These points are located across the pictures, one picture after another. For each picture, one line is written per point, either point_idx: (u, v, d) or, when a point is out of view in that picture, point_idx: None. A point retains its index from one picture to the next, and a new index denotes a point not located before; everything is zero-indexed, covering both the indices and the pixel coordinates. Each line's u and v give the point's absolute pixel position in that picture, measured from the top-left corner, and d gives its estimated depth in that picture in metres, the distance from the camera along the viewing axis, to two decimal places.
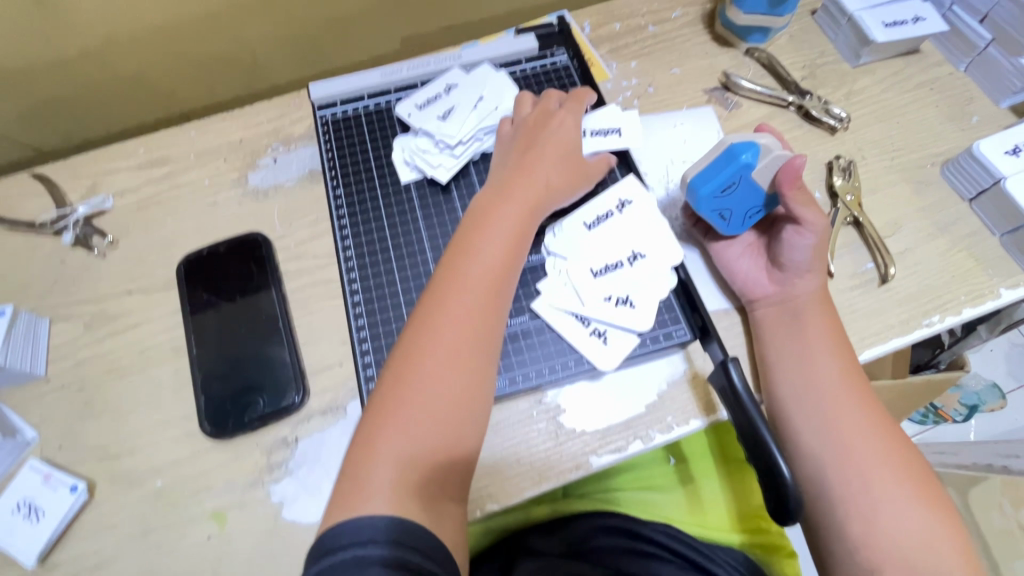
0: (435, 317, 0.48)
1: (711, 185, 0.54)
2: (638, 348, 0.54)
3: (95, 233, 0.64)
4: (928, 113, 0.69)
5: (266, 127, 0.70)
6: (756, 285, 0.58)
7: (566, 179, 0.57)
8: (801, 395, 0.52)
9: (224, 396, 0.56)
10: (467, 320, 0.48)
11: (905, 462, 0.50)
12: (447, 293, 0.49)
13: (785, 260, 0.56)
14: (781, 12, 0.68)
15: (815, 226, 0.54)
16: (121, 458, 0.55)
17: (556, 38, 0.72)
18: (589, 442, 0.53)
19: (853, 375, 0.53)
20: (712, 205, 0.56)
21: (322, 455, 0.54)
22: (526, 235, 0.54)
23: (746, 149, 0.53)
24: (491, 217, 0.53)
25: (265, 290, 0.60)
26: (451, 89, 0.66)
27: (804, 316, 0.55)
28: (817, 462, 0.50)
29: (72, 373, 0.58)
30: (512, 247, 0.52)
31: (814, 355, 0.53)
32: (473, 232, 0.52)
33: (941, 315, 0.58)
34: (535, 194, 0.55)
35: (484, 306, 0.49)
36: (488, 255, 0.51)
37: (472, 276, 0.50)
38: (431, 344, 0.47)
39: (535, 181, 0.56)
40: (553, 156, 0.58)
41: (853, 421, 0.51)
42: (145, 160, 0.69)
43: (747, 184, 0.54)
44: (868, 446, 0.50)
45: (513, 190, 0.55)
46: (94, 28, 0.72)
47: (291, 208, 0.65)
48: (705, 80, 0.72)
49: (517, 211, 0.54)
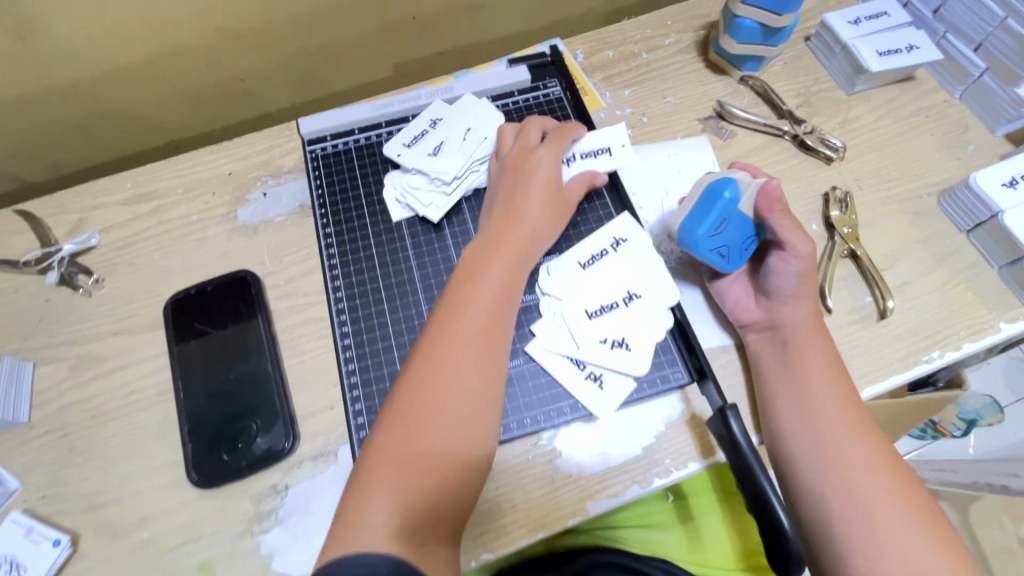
0: (425, 378, 0.47)
1: (700, 224, 0.54)
2: (634, 393, 0.55)
3: (80, 272, 0.63)
4: (924, 142, 0.69)
5: (255, 159, 0.69)
6: (750, 317, 0.57)
7: (552, 223, 0.57)
8: (799, 427, 0.51)
9: (212, 444, 0.54)
10: (458, 379, 0.47)
11: (911, 493, 0.48)
12: (437, 349, 0.48)
13: (776, 289, 0.55)
14: (774, 42, 0.68)
15: (800, 252, 0.54)
16: (106, 508, 0.53)
17: (549, 69, 0.72)
18: (586, 487, 0.52)
19: (852, 405, 0.51)
20: (706, 245, 0.55)
21: (313, 502, 0.53)
22: (516, 284, 0.53)
23: (725, 185, 0.54)
24: (479, 267, 0.52)
25: (253, 331, 0.59)
26: (438, 122, 0.66)
27: (798, 343, 0.54)
28: (816, 498, 0.49)
29: (56, 419, 0.57)
30: (502, 297, 0.51)
31: (809, 384, 0.52)
32: (462, 282, 0.52)
33: (940, 351, 0.57)
34: (524, 242, 0.55)
35: (479, 344, 0.48)
36: (478, 307, 0.50)
37: (467, 315, 0.49)
38: (421, 406, 0.46)
39: (524, 226, 0.55)
40: (544, 192, 0.58)
41: (855, 453, 0.49)
42: (131, 194, 0.68)
43: (734, 218, 0.55)
44: (872, 478, 0.48)
45: (502, 238, 0.54)
46: (80, 60, 0.71)
47: (281, 244, 0.64)
48: (699, 109, 0.71)
49: (506, 260, 0.53)
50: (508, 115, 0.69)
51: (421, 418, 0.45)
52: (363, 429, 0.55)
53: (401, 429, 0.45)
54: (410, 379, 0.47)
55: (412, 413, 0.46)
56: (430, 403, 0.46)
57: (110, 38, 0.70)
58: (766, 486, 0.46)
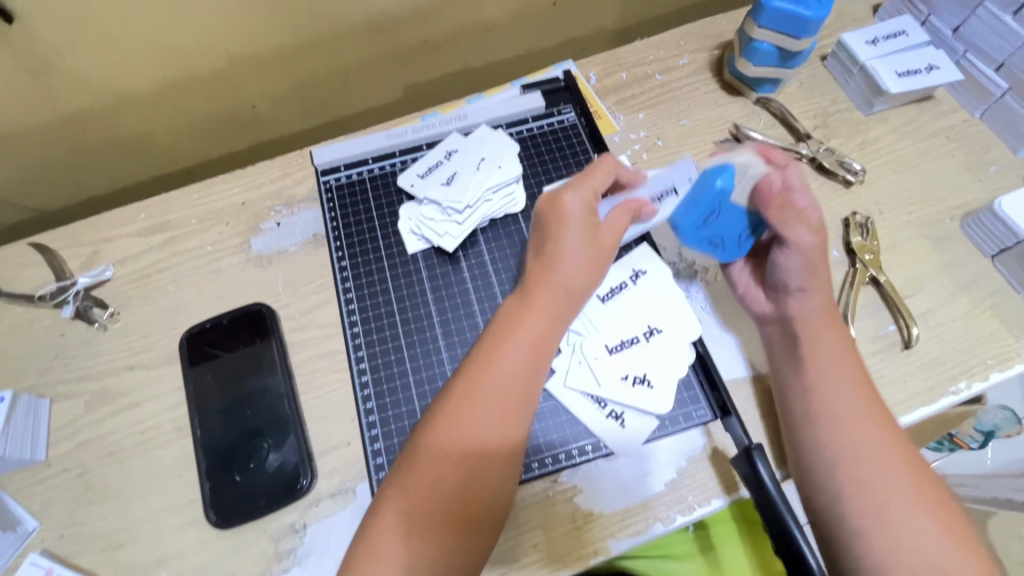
0: (440, 444, 0.45)
1: (691, 216, 0.54)
2: (657, 430, 0.54)
3: (95, 305, 0.63)
4: (944, 164, 0.67)
5: (268, 188, 0.69)
6: (757, 307, 0.56)
7: (588, 277, 0.51)
8: (812, 421, 0.49)
9: (229, 482, 0.54)
10: (472, 447, 0.45)
11: (931, 490, 0.44)
12: (456, 415, 0.46)
13: (781, 283, 0.54)
14: (791, 66, 0.67)
15: (800, 246, 0.52)
16: (125, 547, 0.53)
17: (562, 94, 0.72)
18: (608, 525, 0.51)
19: (873, 402, 0.48)
20: (697, 235, 0.55)
21: (332, 541, 0.52)
22: (547, 353, 0.49)
23: (718, 174, 0.52)
24: (509, 331, 0.49)
25: (268, 365, 0.58)
26: (454, 152, 0.65)
27: (812, 335, 0.51)
28: (829, 496, 0.46)
29: (74, 457, 0.56)
30: (529, 369, 0.48)
31: (824, 376, 0.49)
32: (491, 344, 0.49)
33: (967, 381, 0.56)
34: (559, 303, 0.50)
35: (498, 419, 0.46)
36: (504, 377, 0.47)
37: (488, 384, 0.47)
38: (433, 471, 0.44)
39: (558, 285, 0.50)
40: (579, 246, 0.51)
41: (868, 444, 0.46)
42: (145, 225, 0.68)
43: (726, 210, 0.53)
44: (885, 473, 0.45)
45: (536, 299, 0.50)
46: (93, 90, 0.71)
47: (295, 275, 0.64)
48: (715, 131, 0.70)
49: (537, 326, 0.49)
50: (523, 144, 0.69)
51: (432, 485, 0.44)
52: (382, 469, 0.54)
53: (410, 490, 0.44)
54: (427, 438, 0.46)
55: (423, 479, 0.44)
56: (443, 470, 0.44)
57: (123, 69, 0.70)
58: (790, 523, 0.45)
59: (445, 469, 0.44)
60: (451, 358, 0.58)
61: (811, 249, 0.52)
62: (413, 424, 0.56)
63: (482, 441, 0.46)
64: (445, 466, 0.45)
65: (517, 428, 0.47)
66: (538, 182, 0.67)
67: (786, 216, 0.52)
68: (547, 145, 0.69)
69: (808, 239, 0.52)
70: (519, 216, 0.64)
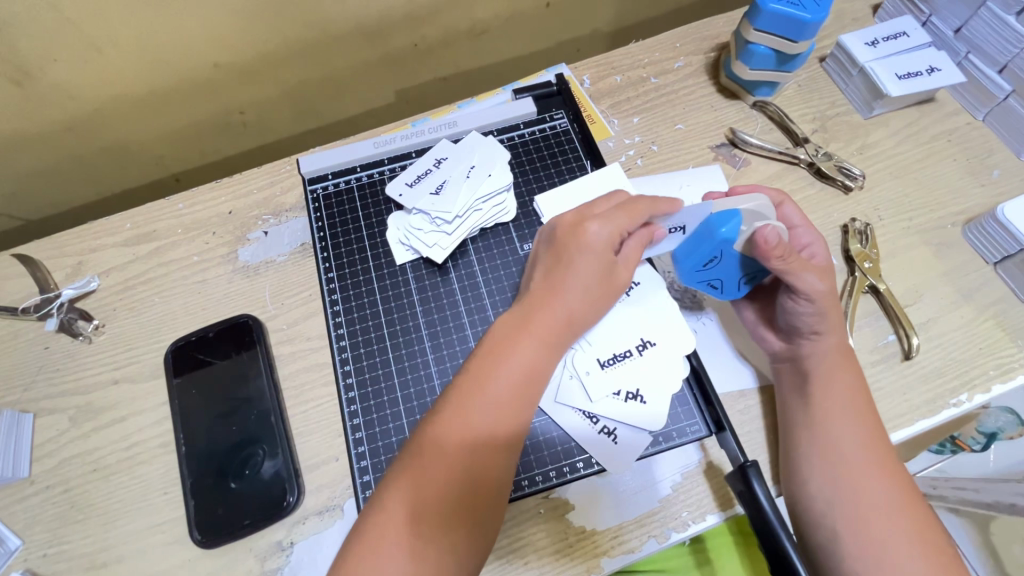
0: (430, 463, 0.43)
1: (691, 260, 0.52)
2: (650, 446, 0.53)
3: (79, 318, 0.62)
4: (945, 168, 0.66)
5: (255, 196, 0.68)
6: (766, 345, 0.55)
7: (590, 310, 0.50)
8: (817, 458, 0.49)
9: (215, 499, 0.53)
10: (466, 465, 0.43)
11: (929, 534, 0.46)
12: (448, 434, 0.44)
13: (791, 326, 0.53)
14: (788, 69, 0.65)
15: (812, 294, 0.50)
16: (108, 566, 0.52)
17: (555, 99, 0.71)
18: (601, 543, 0.50)
19: (876, 441, 0.49)
20: (696, 277, 0.53)
21: (319, 560, 0.51)
22: (542, 378, 0.48)
23: (725, 221, 0.49)
24: (506, 350, 0.47)
25: (255, 379, 0.57)
26: (443, 160, 0.64)
27: (822, 374, 0.51)
28: (827, 531, 0.47)
29: (58, 473, 0.55)
30: (525, 393, 0.47)
31: (832, 414, 0.49)
32: (487, 363, 0.47)
33: (970, 393, 0.55)
34: (559, 331, 0.49)
35: (491, 440, 0.44)
36: (498, 398, 0.45)
37: (483, 404, 0.45)
38: (421, 491, 0.42)
39: (558, 309, 0.49)
40: (588, 273, 0.50)
41: (872, 490, 0.47)
42: (131, 235, 0.66)
43: (730, 257, 0.51)
44: (887, 519, 0.46)
45: (535, 320, 0.49)
46: (77, 98, 0.70)
47: (282, 286, 0.63)
48: (710, 136, 0.69)
49: (536, 349, 0.48)
50: (515, 150, 0.67)
51: (420, 506, 0.42)
52: (369, 486, 0.53)
53: (396, 510, 0.41)
54: (415, 456, 0.44)
55: (411, 499, 0.42)
56: (432, 491, 0.42)
57: (108, 77, 0.69)
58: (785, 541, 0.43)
59: (434, 490, 0.42)
60: (440, 372, 0.57)
61: (824, 296, 0.51)
62: (400, 440, 0.54)
63: (473, 463, 0.44)
64: (434, 486, 0.42)
65: (508, 453, 0.45)
66: (530, 190, 0.65)
67: (796, 268, 0.49)
68: (539, 151, 0.67)
69: (821, 287, 0.50)
70: (509, 225, 0.63)
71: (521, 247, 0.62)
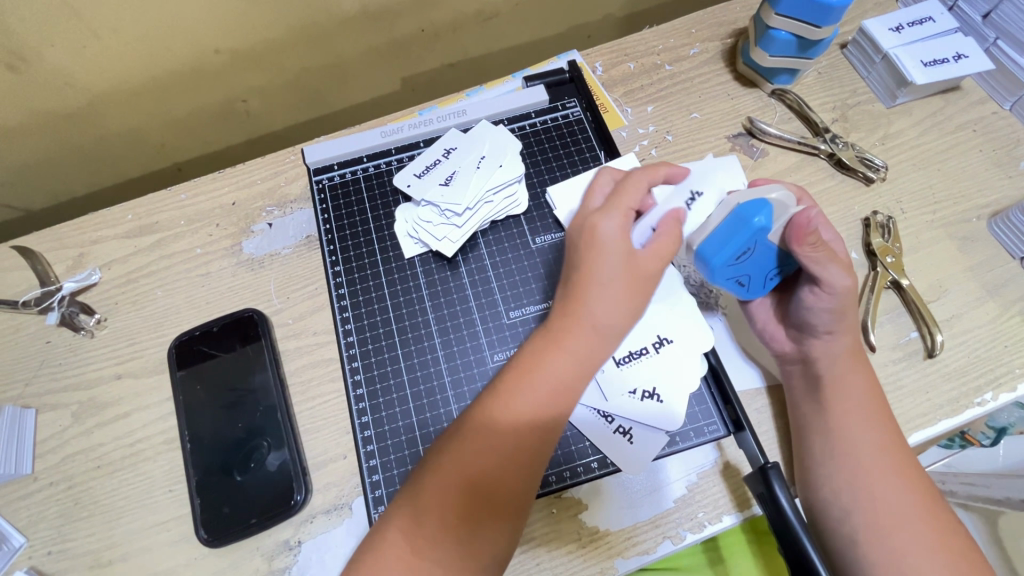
0: (442, 491, 0.40)
1: (724, 254, 0.47)
2: (666, 446, 0.51)
3: (81, 311, 0.60)
4: (970, 160, 0.64)
5: (259, 187, 0.66)
6: (776, 346, 0.53)
7: (625, 320, 0.44)
8: (838, 460, 0.47)
9: (221, 498, 0.52)
10: (482, 488, 0.40)
11: (952, 539, 0.44)
12: (465, 457, 0.41)
13: (806, 322, 0.51)
14: (810, 55, 0.63)
15: (835, 288, 0.48)
16: (114, 564, 0.51)
17: (567, 87, 0.68)
18: (614, 544, 0.49)
19: (898, 446, 0.47)
20: (727, 273, 0.49)
21: (327, 559, 0.50)
22: (570, 400, 0.43)
23: (758, 209, 0.46)
24: (530, 372, 0.42)
25: (261, 375, 0.56)
26: (452, 150, 0.62)
27: (836, 377, 0.49)
28: (847, 536, 0.46)
29: (61, 470, 0.55)
30: (550, 416, 0.42)
31: (851, 418, 0.48)
32: (509, 383, 0.42)
33: (994, 393, 0.53)
34: (590, 345, 0.43)
35: (510, 466, 0.41)
36: (518, 424, 0.41)
37: (503, 427, 0.41)
38: (431, 519, 0.40)
39: (589, 320, 0.43)
40: (621, 276, 0.43)
41: (894, 493, 0.45)
42: (133, 226, 0.65)
43: (762, 248, 0.48)
44: (909, 522, 0.44)
45: (562, 336, 0.43)
46: (75, 84, 0.68)
47: (288, 278, 0.61)
48: (727, 125, 0.67)
49: (563, 364, 0.42)
50: (526, 140, 0.66)
51: (428, 534, 0.39)
52: (378, 487, 0.52)
53: (403, 538, 0.40)
54: (426, 481, 0.41)
55: (417, 524, 0.40)
56: (443, 519, 0.40)
57: (107, 63, 0.67)
58: (806, 543, 0.42)
59: (446, 519, 0.40)
60: (450, 370, 0.56)
61: (845, 291, 0.48)
62: (409, 438, 0.53)
63: (489, 491, 0.40)
64: (444, 515, 0.40)
65: (529, 480, 0.41)
66: (542, 181, 0.63)
67: (824, 257, 0.47)
68: (551, 141, 0.65)
69: (844, 281, 0.48)
70: (521, 217, 0.62)
71: (532, 240, 0.61)
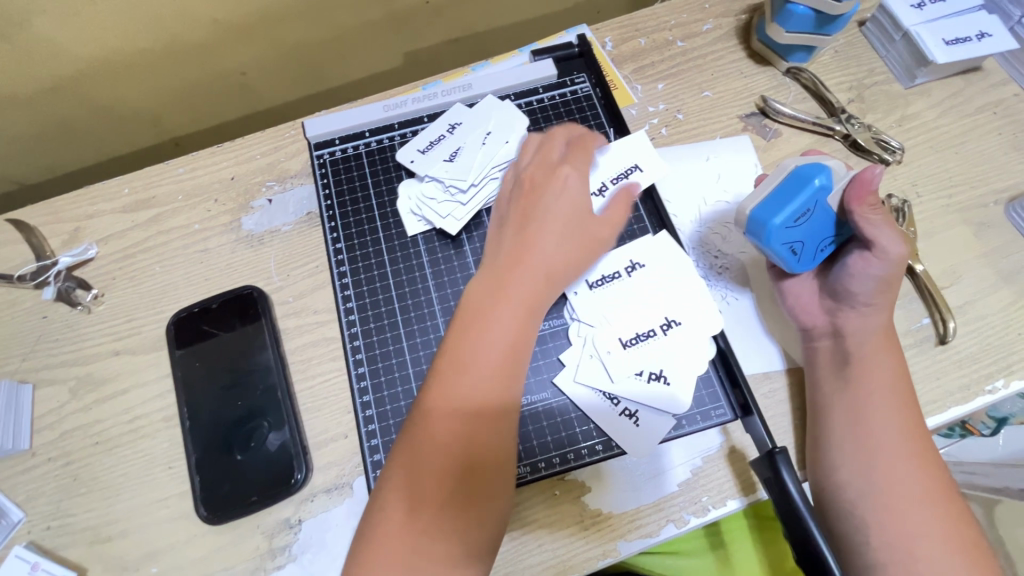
0: (417, 454, 0.41)
1: (784, 214, 0.46)
2: (673, 429, 0.51)
3: (78, 287, 0.59)
4: (988, 143, 0.62)
5: (258, 162, 0.64)
6: (805, 318, 0.52)
7: (571, 263, 0.48)
8: (847, 444, 0.47)
9: (221, 476, 0.51)
10: (458, 439, 0.41)
11: (961, 523, 0.44)
12: (435, 415, 0.41)
13: (845, 291, 0.50)
14: (828, 32, 0.60)
15: (887, 253, 0.47)
16: (114, 541, 0.51)
17: (576, 62, 0.66)
18: (618, 526, 0.49)
19: (913, 432, 0.46)
20: (782, 238, 0.47)
21: (328, 539, 0.50)
22: (527, 339, 0.45)
23: (818, 171, 0.46)
24: (486, 320, 0.44)
25: (261, 352, 0.55)
26: (457, 126, 0.61)
27: (867, 354, 0.49)
28: (855, 521, 0.45)
29: (59, 446, 0.54)
30: (511, 355, 0.43)
31: (871, 399, 0.47)
32: (464, 328, 0.44)
33: (1006, 380, 0.52)
34: (537, 281, 0.46)
35: (480, 409, 0.42)
36: (482, 374, 0.42)
37: (467, 372, 0.42)
38: (419, 494, 0.40)
39: (537, 258, 0.47)
40: (562, 222, 0.48)
41: (904, 477, 0.45)
42: (130, 201, 0.63)
43: (820, 211, 0.47)
44: (919, 507, 0.44)
45: (510, 280, 0.45)
46: (68, 52, 0.66)
47: (287, 256, 0.60)
48: (740, 104, 0.65)
49: (515, 301, 0.45)
50: (533, 116, 0.64)
51: (422, 510, 0.39)
52: (379, 467, 0.51)
53: (396, 512, 0.40)
54: (408, 456, 0.41)
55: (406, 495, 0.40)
56: (430, 482, 0.40)
57: (101, 31, 0.65)
58: (812, 529, 0.41)
59: (435, 489, 0.40)
60: None
61: (897, 259, 0.48)
62: None
63: (469, 453, 0.41)
64: (434, 489, 0.40)
65: (504, 428, 0.42)
66: None
67: (881, 219, 0.47)
68: (559, 118, 0.64)
69: (899, 248, 0.47)
70: None
71: None
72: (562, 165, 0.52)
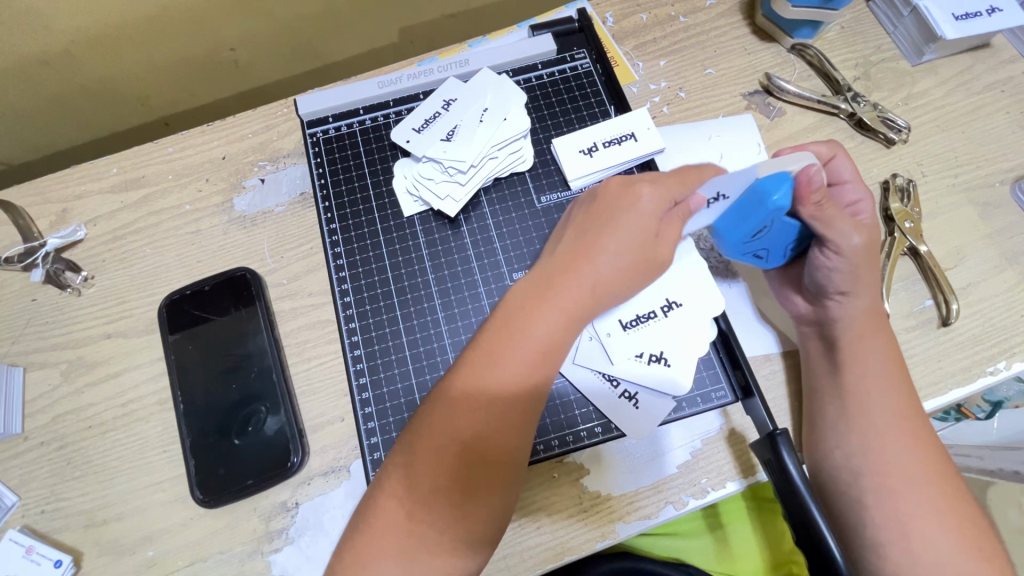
0: (430, 448, 0.40)
1: (735, 233, 0.48)
2: (672, 412, 0.50)
3: (67, 269, 0.58)
4: (995, 122, 0.61)
5: (250, 141, 0.63)
6: (793, 307, 0.52)
7: (622, 281, 0.45)
8: (844, 425, 0.46)
9: (216, 460, 0.51)
10: (469, 441, 0.40)
11: (959, 503, 0.43)
12: (455, 417, 0.40)
13: (817, 286, 0.49)
14: (834, 6, 0.59)
15: (840, 248, 0.46)
16: (109, 524, 0.50)
17: (576, 37, 0.65)
18: (617, 508, 0.49)
19: (912, 413, 0.46)
20: (741, 250, 0.50)
21: (325, 521, 0.50)
22: (562, 352, 0.43)
23: (777, 188, 0.44)
24: (522, 325, 0.42)
25: (256, 335, 0.54)
26: (452, 102, 0.59)
27: (853, 339, 0.48)
28: (851, 501, 0.45)
29: (51, 430, 0.53)
30: (536, 377, 0.41)
31: (865, 379, 0.47)
32: (495, 337, 0.42)
33: (1008, 361, 0.52)
34: (582, 303, 0.43)
35: (499, 425, 0.40)
36: (508, 382, 0.41)
37: (495, 383, 0.40)
38: (429, 480, 0.39)
39: (587, 276, 0.44)
40: (620, 244, 0.45)
41: (901, 458, 0.44)
42: (118, 180, 0.62)
43: (780, 227, 0.47)
44: (918, 489, 0.43)
45: (556, 284, 0.43)
46: (53, 26, 0.63)
47: (282, 238, 0.59)
48: (744, 82, 0.63)
49: (558, 318, 0.42)
50: (532, 93, 0.62)
51: (420, 501, 0.39)
52: (377, 450, 0.50)
53: (397, 508, 0.39)
54: (420, 433, 0.41)
55: (411, 484, 0.39)
56: (434, 480, 0.39)
57: (85, 4, 0.63)
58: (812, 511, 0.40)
59: (439, 477, 0.39)
60: (451, 332, 0.54)
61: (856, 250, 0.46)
62: (410, 401, 0.52)
63: (484, 449, 0.40)
64: (437, 482, 0.39)
65: (523, 435, 0.41)
66: (548, 136, 0.61)
67: (828, 214, 0.45)
68: (558, 94, 0.62)
69: (853, 239, 0.46)
70: (525, 175, 0.59)
71: (538, 199, 0.58)
72: (642, 181, 0.47)
